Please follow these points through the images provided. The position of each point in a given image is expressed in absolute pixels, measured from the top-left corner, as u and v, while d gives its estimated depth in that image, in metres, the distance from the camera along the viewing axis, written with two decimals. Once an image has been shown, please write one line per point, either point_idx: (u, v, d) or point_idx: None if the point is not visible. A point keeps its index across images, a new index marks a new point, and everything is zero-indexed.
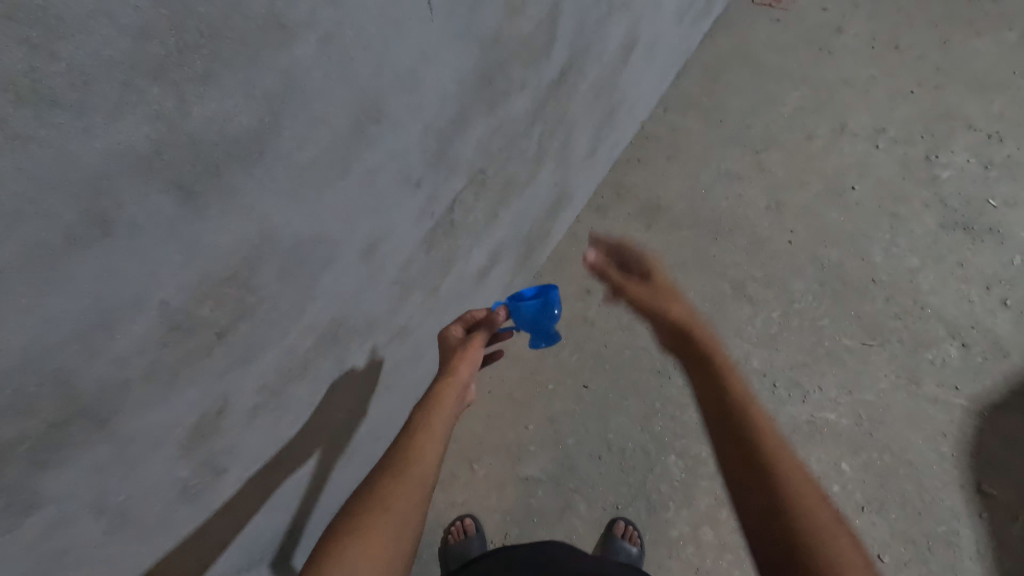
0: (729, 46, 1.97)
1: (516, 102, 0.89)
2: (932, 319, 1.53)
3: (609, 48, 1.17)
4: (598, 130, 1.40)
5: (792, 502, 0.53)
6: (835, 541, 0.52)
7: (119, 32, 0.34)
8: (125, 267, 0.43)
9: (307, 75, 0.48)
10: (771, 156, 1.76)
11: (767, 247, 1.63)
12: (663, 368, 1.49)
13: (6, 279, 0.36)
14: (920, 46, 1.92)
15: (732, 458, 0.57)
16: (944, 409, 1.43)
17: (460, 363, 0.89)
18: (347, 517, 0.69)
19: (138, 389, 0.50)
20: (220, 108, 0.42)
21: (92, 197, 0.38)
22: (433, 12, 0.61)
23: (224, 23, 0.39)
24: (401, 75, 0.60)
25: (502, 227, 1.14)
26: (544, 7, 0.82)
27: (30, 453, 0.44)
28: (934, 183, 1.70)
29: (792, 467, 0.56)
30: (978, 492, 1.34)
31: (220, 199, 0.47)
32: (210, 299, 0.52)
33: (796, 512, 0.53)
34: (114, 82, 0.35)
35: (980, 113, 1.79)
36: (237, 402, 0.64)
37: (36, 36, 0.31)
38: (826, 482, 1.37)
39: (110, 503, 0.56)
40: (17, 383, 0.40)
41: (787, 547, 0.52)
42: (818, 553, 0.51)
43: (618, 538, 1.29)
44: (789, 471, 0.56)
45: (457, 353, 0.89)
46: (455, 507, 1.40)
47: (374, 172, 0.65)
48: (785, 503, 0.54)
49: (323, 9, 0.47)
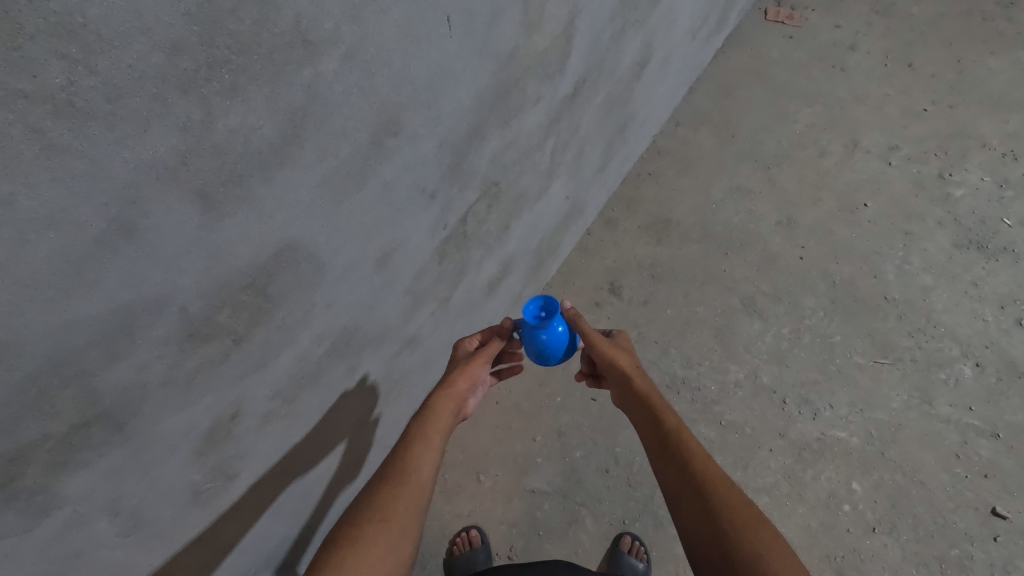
0: (742, 62, 1.97)
1: (529, 116, 0.90)
2: (945, 337, 1.52)
3: (623, 64, 1.18)
4: (610, 144, 1.41)
5: (723, 507, 0.70)
6: (759, 532, 0.67)
7: (153, 47, 0.35)
8: (150, 274, 0.44)
9: (329, 89, 0.49)
10: (782, 172, 1.76)
11: (778, 262, 1.63)
12: (672, 382, 1.49)
13: (35, 284, 0.37)
14: (934, 65, 1.92)
15: (675, 476, 0.75)
16: (957, 430, 1.41)
17: (460, 375, 0.89)
18: (346, 527, 0.69)
19: (156, 393, 0.51)
20: (244, 122, 0.43)
21: (120, 206, 0.39)
22: (452, 28, 0.61)
23: (252, 39, 0.41)
24: (419, 90, 0.61)
25: (514, 239, 1.15)
26: (561, 24, 0.83)
27: (51, 455, 0.45)
28: (948, 202, 1.69)
29: (720, 482, 0.73)
30: (994, 515, 1.32)
31: (242, 208, 0.48)
32: (228, 306, 0.53)
33: (725, 513, 0.69)
34: (145, 96, 0.36)
35: (994, 132, 1.78)
36: (250, 408, 0.65)
37: (76, 51, 0.32)
38: (836, 501, 1.35)
39: (124, 505, 0.56)
40: (41, 385, 0.41)
41: (717, 538, 0.68)
42: (741, 536, 0.67)
43: (625, 553, 1.28)
44: (718, 485, 0.73)
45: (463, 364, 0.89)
46: (461, 518, 1.40)
47: (390, 184, 0.66)
48: (717, 507, 0.70)
49: (347, 25, 0.48)
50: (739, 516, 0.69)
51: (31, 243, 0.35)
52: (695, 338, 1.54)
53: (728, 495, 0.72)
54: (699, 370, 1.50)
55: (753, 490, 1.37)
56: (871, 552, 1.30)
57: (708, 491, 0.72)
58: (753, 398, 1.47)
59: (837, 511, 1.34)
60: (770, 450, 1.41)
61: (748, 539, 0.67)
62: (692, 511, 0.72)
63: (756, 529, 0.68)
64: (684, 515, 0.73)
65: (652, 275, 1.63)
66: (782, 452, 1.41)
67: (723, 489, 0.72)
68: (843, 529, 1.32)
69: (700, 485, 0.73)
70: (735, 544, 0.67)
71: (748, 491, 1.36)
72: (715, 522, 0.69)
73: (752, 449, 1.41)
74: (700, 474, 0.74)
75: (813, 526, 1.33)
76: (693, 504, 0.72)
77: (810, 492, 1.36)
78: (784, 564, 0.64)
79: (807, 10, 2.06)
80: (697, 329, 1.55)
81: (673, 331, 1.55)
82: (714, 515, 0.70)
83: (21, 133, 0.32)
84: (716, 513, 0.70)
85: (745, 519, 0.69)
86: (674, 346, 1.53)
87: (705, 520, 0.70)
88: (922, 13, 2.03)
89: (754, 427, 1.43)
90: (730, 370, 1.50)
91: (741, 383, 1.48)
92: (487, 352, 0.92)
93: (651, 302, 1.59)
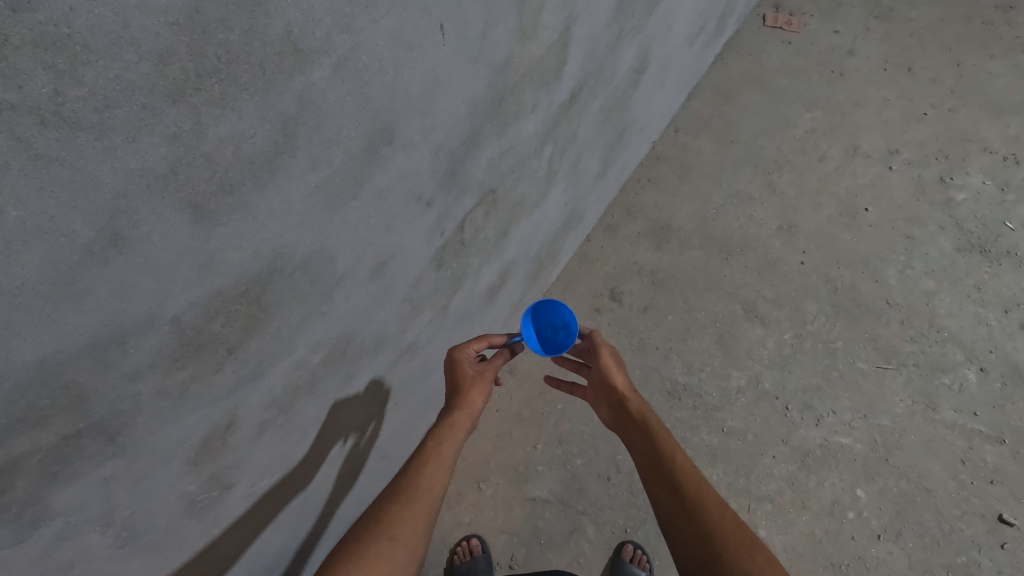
0: (741, 67, 1.97)
1: (526, 123, 0.90)
2: (948, 342, 1.51)
3: (620, 70, 1.18)
4: (608, 150, 1.41)
5: (717, 531, 0.69)
6: (753, 555, 0.66)
7: (140, 57, 0.35)
8: (141, 283, 0.43)
9: (320, 98, 0.49)
10: (783, 177, 1.76)
11: (779, 268, 1.62)
12: (674, 389, 1.48)
13: (24, 294, 0.37)
14: (932, 70, 1.91)
15: (669, 500, 0.75)
16: (962, 435, 1.40)
17: (474, 389, 0.88)
18: (353, 543, 0.68)
19: (149, 403, 0.51)
20: (236, 131, 0.43)
21: (110, 216, 0.38)
22: (446, 36, 0.61)
23: (242, 49, 0.40)
24: (414, 97, 0.61)
25: (512, 246, 1.15)
26: (556, 31, 0.83)
27: (43, 465, 0.45)
28: (950, 205, 1.68)
29: (715, 506, 0.72)
30: (1000, 522, 1.32)
31: (235, 216, 0.48)
32: (222, 316, 0.53)
33: (720, 536, 0.69)
34: (134, 105, 0.36)
35: (995, 135, 1.78)
36: (246, 417, 0.65)
37: (62, 62, 0.32)
38: (840, 508, 1.35)
39: (118, 517, 0.56)
40: (30, 396, 0.41)
41: (711, 561, 0.67)
42: (736, 558, 0.66)
43: (627, 562, 1.30)
44: (713, 510, 0.72)
45: (473, 380, 0.88)
46: (462, 527, 1.39)
47: (385, 192, 0.66)
48: (711, 531, 0.70)
49: (338, 34, 0.47)
50: (733, 538, 0.68)
51: (20, 254, 0.35)
52: (696, 344, 1.54)
53: (720, 515, 0.71)
54: (700, 376, 1.50)
55: (756, 498, 1.36)
56: (876, 560, 1.30)
57: (700, 512, 0.72)
58: (756, 404, 1.46)
59: (841, 518, 1.34)
60: (773, 456, 1.40)
61: (741, 562, 0.66)
62: (685, 532, 0.71)
63: (749, 551, 0.67)
64: (677, 538, 0.72)
65: (652, 281, 1.62)
66: (786, 459, 1.40)
67: (716, 510, 0.72)
68: (847, 536, 1.32)
69: (693, 506, 0.73)
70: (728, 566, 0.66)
71: (751, 499, 1.36)
72: (710, 543, 0.69)
73: (755, 456, 1.40)
74: (692, 495, 0.74)
75: (818, 534, 1.32)
76: (685, 525, 0.72)
77: (814, 499, 1.36)
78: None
79: (805, 16, 2.07)
80: (698, 336, 1.55)
81: (674, 337, 1.55)
82: (707, 537, 0.69)
83: (7, 145, 0.31)
84: (707, 534, 0.69)
85: (737, 540, 0.68)
86: (675, 352, 1.53)
87: (698, 543, 0.69)
88: (921, 18, 2.03)
89: (756, 434, 1.42)
90: (732, 375, 1.49)
91: (744, 390, 1.48)
92: (495, 369, 0.92)
93: (652, 308, 1.59)
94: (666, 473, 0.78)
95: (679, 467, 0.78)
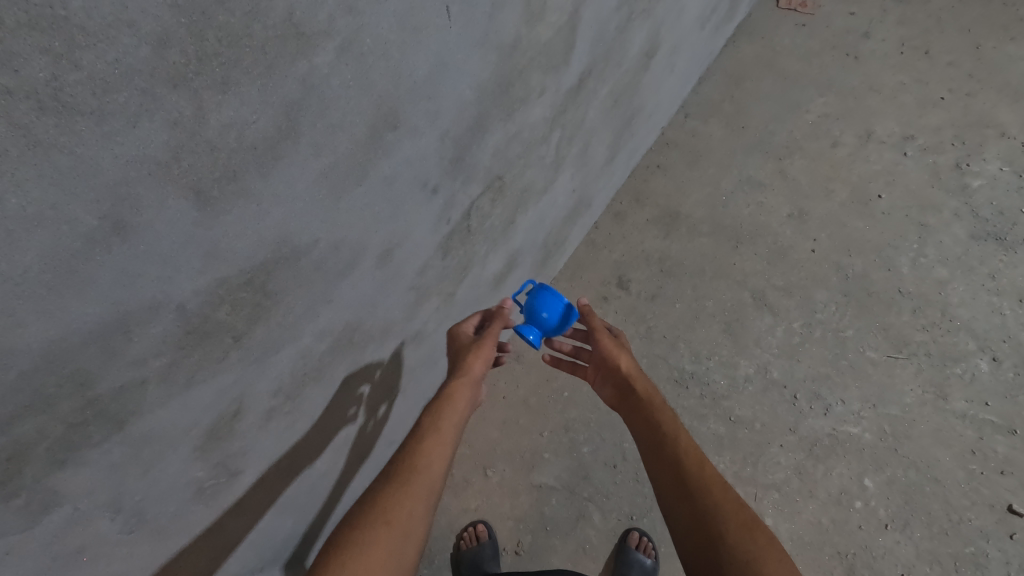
0: (753, 50, 1.93)
1: (535, 108, 0.89)
2: (961, 331, 1.49)
3: (630, 54, 1.16)
4: (617, 136, 1.39)
5: (717, 512, 0.69)
6: (752, 539, 0.66)
7: (140, 41, 0.34)
8: (145, 271, 0.43)
9: (324, 83, 0.48)
10: (794, 163, 1.73)
11: (789, 256, 1.60)
12: (681, 376, 1.49)
13: (26, 283, 0.36)
14: (952, 52, 1.87)
15: (672, 480, 0.75)
16: (972, 425, 1.40)
17: (474, 359, 0.88)
18: (348, 530, 0.67)
19: (155, 391, 0.51)
20: (238, 116, 0.42)
21: (111, 204, 0.38)
22: (452, 19, 0.60)
23: (243, 32, 0.39)
24: (419, 82, 0.60)
25: (519, 234, 1.14)
26: (565, 14, 0.81)
27: (50, 452, 0.45)
28: (965, 193, 1.65)
29: (717, 487, 0.72)
30: (1010, 513, 1.31)
31: (239, 204, 0.47)
32: (227, 303, 0.52)
33: (722, 518, 0.68)
34: (134, 90, 0.35)
35: (1014, 120, 1.73)
36: (253, 404, 0.65)
37: (59, 45, 0.31)
38: (848, 497, 1.36)
39: (126, 502, 0.56)
40: (36, 384, 0.41)
41: (712, 542, 0.67)
42: (735, 542, 0.66)
43: (633, 549, 1.33)
44: (714, 491, 0.71)
45: (470, 349, 0.89)
46: (468, 513, 1.42)
47: (391, 179, 0.65)
48: (713, 512, 0.69)
49: (341, 16, 0.46)
50: (734, 519, 0.68)
51: (21, 243, 0.34)
52: (704, 333, 1.53)
53: (722, 497, 0.71)
54: (708, 365, 1.50)
55: (763, 487, 1.38)
56: (883, 549, 1.31)
57: (701, 493, 0.71)
58: (763, 393, 1.46)
59: (849, 508, 1.35)
60: (780, 445, 1.41)
61: (741, 543, 0.66)
62: (685, 512, 0.71)
63: (748, 532, 0.67)
64: (677, 518, 0.72)
65: (660, 269, 1.61)
66: (793, 448, 1.41)
67: (718, 490, 0.71)
68: (854, 526, 1.33)
69: (694, 486, 0.72)
70: (727, 550, 0.66)
71: (758, 487, 1.37)
72: (710, 524, 0.68)
73: (763, 445, 1.41)
74: (693, 473, 0.74)
75: (825, 523, 1.34)
76: (685, 506, 0.72)
77: (821, 488, 1.37)
78: (776, 568, 0.63)
79: None
80: (706, 324, 1.54)
81: (682, 325, 1.54)
82: (707, 517, 0.69)
83: (5, 130, 0.31)
84: (708, 515, 0.69)
85: (737, 521, 0.68)
86: (683, 340, 1.53)
87: (698, 523, 0.69)
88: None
89: (764, 423, 1.43)
90: (739, 364, 1.49)
91: (752, 378, 1.48)
92: (495, 335, 0.91)
93: (660, 296, 1.58)
94: (668, 452, 0.78)
95: (681, 446, 0.77)
